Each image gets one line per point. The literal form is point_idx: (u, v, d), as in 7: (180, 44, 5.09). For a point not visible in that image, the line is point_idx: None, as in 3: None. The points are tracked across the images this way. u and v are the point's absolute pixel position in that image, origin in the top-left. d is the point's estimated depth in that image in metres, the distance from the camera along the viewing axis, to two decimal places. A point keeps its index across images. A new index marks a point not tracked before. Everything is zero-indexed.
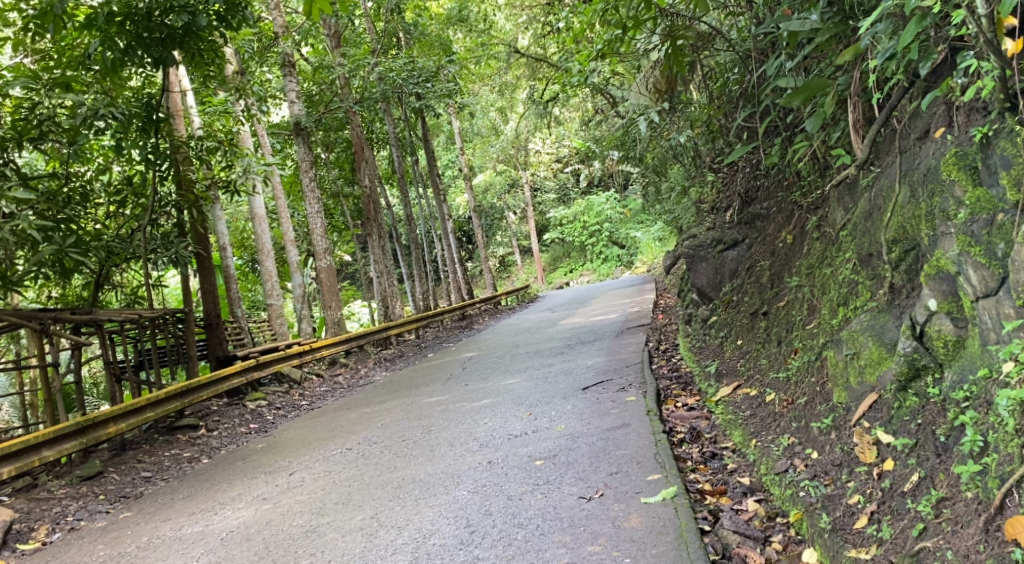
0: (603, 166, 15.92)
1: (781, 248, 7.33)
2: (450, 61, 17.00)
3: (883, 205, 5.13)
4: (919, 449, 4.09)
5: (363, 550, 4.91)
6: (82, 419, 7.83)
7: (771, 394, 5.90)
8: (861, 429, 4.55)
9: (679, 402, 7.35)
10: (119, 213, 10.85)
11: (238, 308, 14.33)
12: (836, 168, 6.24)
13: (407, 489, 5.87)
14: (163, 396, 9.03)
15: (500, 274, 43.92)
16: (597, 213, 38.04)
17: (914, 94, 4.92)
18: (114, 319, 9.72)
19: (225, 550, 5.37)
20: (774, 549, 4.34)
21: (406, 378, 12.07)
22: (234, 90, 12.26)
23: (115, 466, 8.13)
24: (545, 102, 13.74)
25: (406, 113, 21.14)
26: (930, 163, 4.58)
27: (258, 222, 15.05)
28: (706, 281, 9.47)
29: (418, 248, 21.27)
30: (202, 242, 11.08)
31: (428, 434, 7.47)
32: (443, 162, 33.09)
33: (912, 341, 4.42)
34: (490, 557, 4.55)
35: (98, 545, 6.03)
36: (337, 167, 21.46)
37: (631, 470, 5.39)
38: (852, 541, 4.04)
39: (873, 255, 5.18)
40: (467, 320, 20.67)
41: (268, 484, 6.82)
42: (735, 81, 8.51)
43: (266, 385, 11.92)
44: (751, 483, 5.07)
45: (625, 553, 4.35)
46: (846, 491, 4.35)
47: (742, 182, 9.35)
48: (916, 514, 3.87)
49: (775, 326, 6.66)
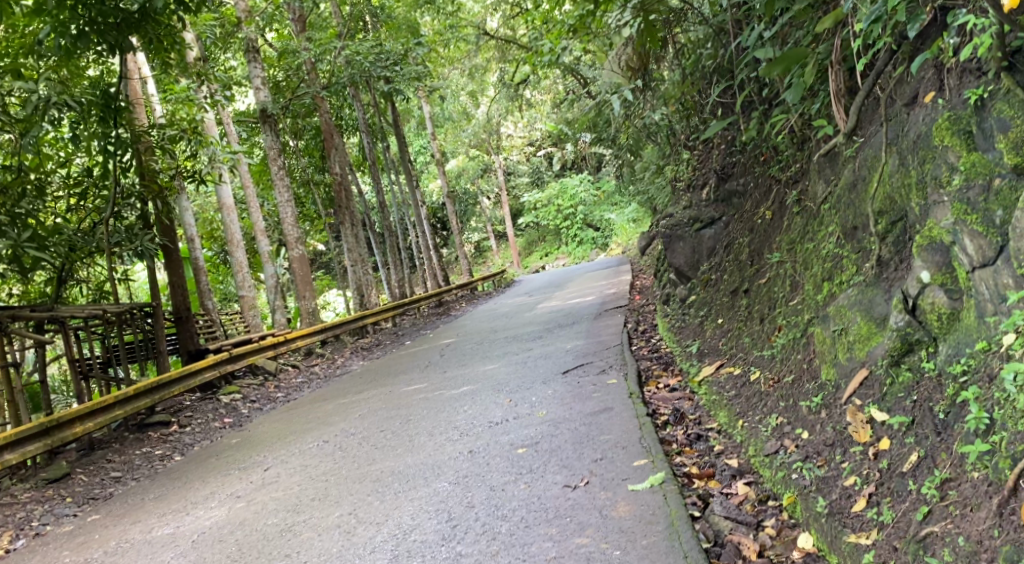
0: (576, 149, 15.74)
1: (760, 225, 7.17)
2: (419, 43, 16.58)
3: (868, 176, 4.99)
4: (916, 427, 3.97)
5: (341, 549, 4.71)
6: (46, 419, 7.54)
7: (755, 373, 5.74)
8: (853, 407, 4.41)
9: (661, 383, 7.21)
10: (80, 206, 10.46)
11: (209, 301, 14.03)
12: (817, 140, 6.08)
13: (386, 482, 5.66)
14: (131, 393, 8.73)
15: (476, 260, 43.64)
16: (571, 196, 37.87)
17: (900, 59, 4.76)
18: (78, 315, 9.36)
19: (196, 553, 5.14)
20: (767, 535, 4.21)
21: (381, 367, 11.83)
22: (196, 75, 11.87)
23: (82, 467, 7.84)
24: (515, 84, 13.47)
25: (375, 99, 20.74)
26: (920, 129, 4.43)
27: (227, 212, 14.68)
28: (684, 260, 9.34)
29: (393, 236, 20.93)
30: (168, 233, 10.74)
31: (405, 424, 7.26)
32: (414, 148, 32.70)
33: (904, 315, 4.32)
34: (474, 553, 4.36)
35: (63, 551, 5.78)
36: (306, 155, 21.09)
37: (617, 456, 5.24)
38: (850, 525, 3.92)
39: (858, 228, 5.04)
40: (443, 307, 20.41)
41: (241, 481, 6.59)
42: (708, 56, 8.29)
43: (239, 378, 11.64)
44: (740, 465, 4.93)
45: (615, 545, 4.18)
46: (841, 472, 4.21)
47: (717, 159, 9.18)
48: (919, 496, 3.74)
49: (756, 304, 6.51)
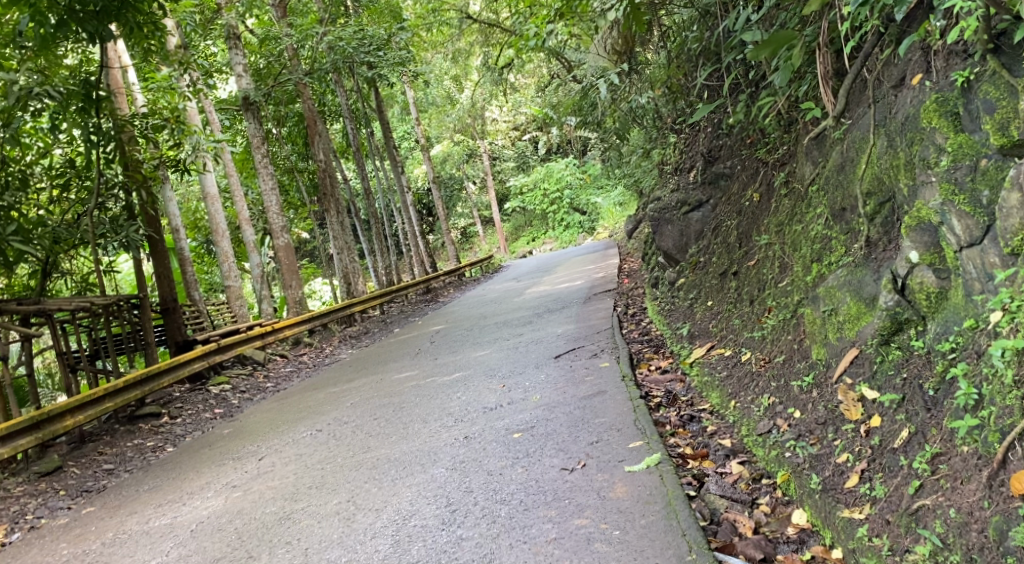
0: (562, 133, 15.73)
1: (747, 207, 7.23)
2: (402, 28, 16.51)
3: (856, 158, 5.06)
4: (907, 404, 4.05)
5: (341, 536, 4.76)
6: (36, 413, 7.52)
7: (746, 353, 5.81)
8: (844, 386, 4.49)
9: (652, 365, 7.29)
10: (64, 197, 10.39)
11: (196, 292, 14.01)
12: (805, 122, 6.13)
13: (382, 469, 5.72)
14: (122, 384, 8.72)
15: (463, 245, 43.56)
16: (557, 179, 37.86)
17: (887, 42, 4.81)
18: (65, 308, 9.31)
19: (196, 543, 5.18)
20: (763, 512, 4.30)
21: (372, 355, 11.86)
22: (177, 64, 11.78)
23: (75, 460, 7.85)
24: (499, 68, 13.46)
25: (359, 85, 20.64)
26: (908, 112, 4.50)
27: (211, 202, 14.62)
28: (672, 243, 9.38)
29: (380, 223, 20.79)
30: (154, 224, 10.67)
31: (399, 411, 7.30)
32: (399, 133, 32.56)
33: (893, 294, 4.40)
34: (474, 536, 4.42)
35: (61, 543, 5.80)
36: (289, 143, 20.97)
37: (612, 438, 5.30)
38: (844, 500, 4.00)
39: (847, 209, 5.11)
40: (432, 294, 20.40)
41: (237, 470, 6.62)
42: (694, 39, 8.22)
43: (229, 368, 11.63)
44: (733, 445, 5.02)
45: (613, 525, 4.26)
46: (834, 450, 4.30)
47: (704, 142, 9.21)
48: (909, 471, 3.83)
49: (745, 285, 6.58)
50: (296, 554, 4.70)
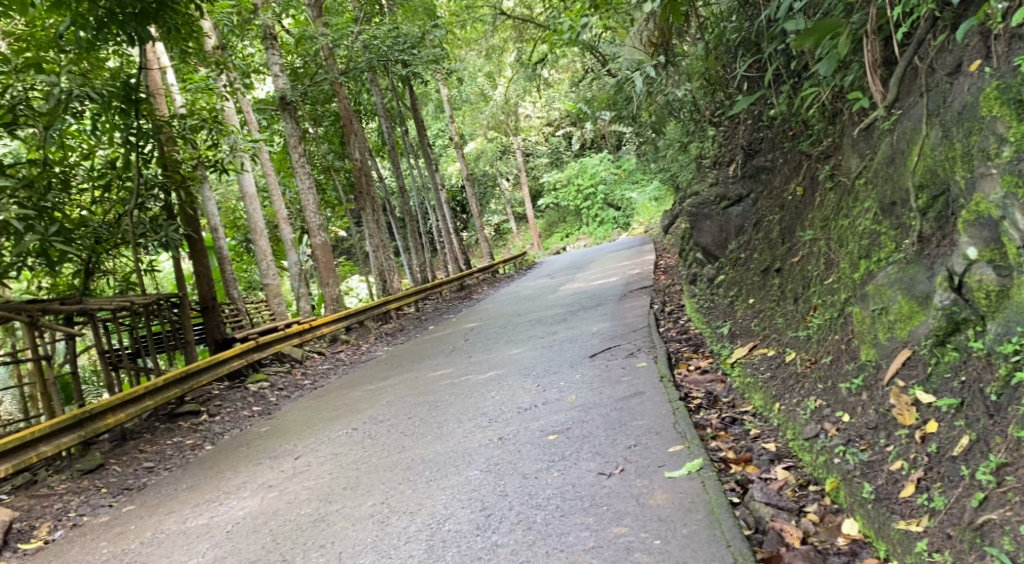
0: (597, 128, 15.55)
1: (790, 202, 7.02)
2: (435, 25, 16.46)
3: (907, 149, 4.84)
4: (966, 410, 3.85)
5: (376, 539, 4.67)
6: (78, 411, 7.54)
7: (791, 353, 5.61)
8: (896, 389, 4.29)
9: (691, 365, 7.11)
10: (105, 198, 10.42)
11: (234, 290, 14.06)
12: (850, 113, 5.92)
13: (417, 470, 5.62)
14: (161, 383, 8.73)
15: (496, 242, 43.42)
16: (591, 175, 37.58)
17: (942, 27, 4.61)
18: (106, 308, 9.33)
19: (231, 544, 5.12)
20: (810, 522, 4.13)
21: (407, 352, 11.80)
22: (214, 64, 11.79)
23: (116, 457, 7.86)
24: (534, 64, 13.32)
25: (393, 83, 20.64)
26: (965, 100, 4.31)
27: (249, 201, 14.67)
28: (711, 239, 9.18)
29: (415, 221, 20.74)
30: (193, 224, 10.67)
31: (434, 410, 7.20)
32: (432, 131, 32.54)
33: (950, 293, 4.18)
34: (510, 542, 4.30)
35: (101, 542, 5.77)
36: (325, 142, 21.02)
37: (651, 442, 5.15)
38: (899, 511, 3.83)
39: (897, 203, 4.90)
40: (466, 291, 20.32)
41: (273, 470, 6.57)
42: (733, 30, 8.02)
43: (267, 366, 11.64)
44: (778, 449, 4.85)
45: (654, 534, 4.11)
46: (886, 456, 4.11)
47: (743, 135, 9.00)
48: (972, 482, 3.64)
49: (788, 283, 6.37)
50: (331, 558, 4.62)
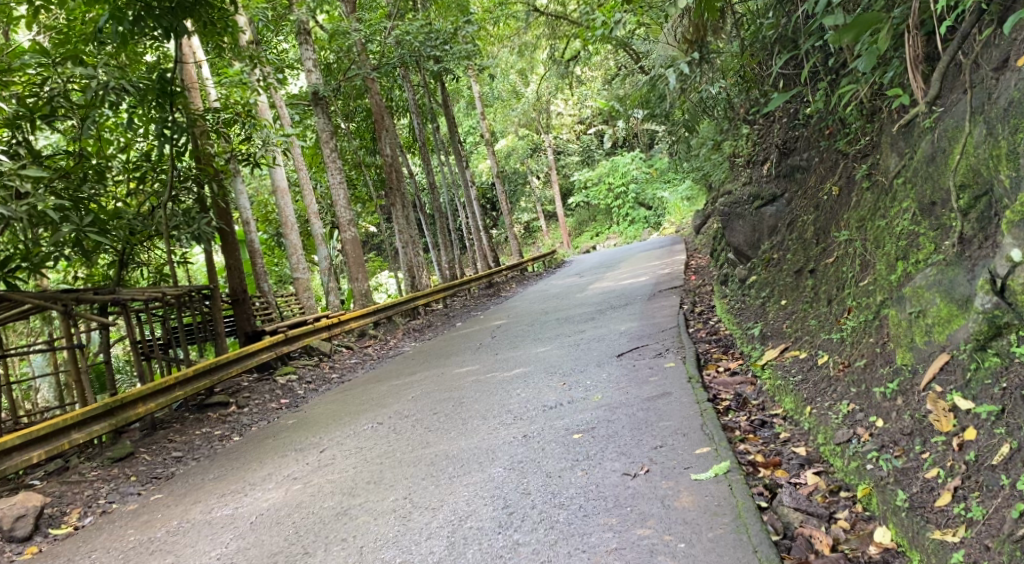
0: (629, 126, 15.40)
1: (825, 201, 6.86)
2: (468, 21, 16.38)
3: (948, 147, 4.71)
4: (1007, 417, 3.73)
5: (398, 534, 4.62)
6: (110, 399, 7.58)
7: (824, 356, 5.48)
8: (933, 394, 4.17)
9: (721, 366, 6.99)
10: (140, 190, 10.47)
11: (265, 283, 14.11)
12: (890, 111, 5.77)
13: (441, 466, 5.57)
14: (192, 373, 8.76)
15: (526, 240, 43.34)
16: (622, 173, 37.30)
17: (990, 21, 4.49)
18: (138, 298, 9.38)
19: (254, 535, 5.10)
20: (841, 528, 4.02)
21: (434, 348, 11.76)
22: (249, 59, 11.82)
23: (145, 446, 7.91)
24: (566, 61, 13.21)
25: (425, 79, 20.60)
26: (1012, 96, 4.18)
27: (281, 195, 14.73)
28: (743, 239, 9.03)
29: (444, 218, 20.69)
30: (225, 217, 10.70)
31: (459, 406, 7.16)
32: (464, 128, 32.54)
33: (992, 296, 4.04)
34: (531, 541, 4.24)
35: (128, 529, 5.77)
36: (358, 138, 21.05)
37: (678, 443, 5.05)
38: (935, 521, 3.72)
39: (937, 203, 4.77)
40: (494, 288, 20.27)
41: (298, 462, 6.55)
42: (769, 26, 7.86)
43: (296, 359, 11.68)
44: (808, 454, 4.74)
45: (678, 537, 4.02)
46: (922, 463, 3.99)
47: (778, 133, 8.83)
48: (1012, 492, 3.52)
49: (823, 284, 6.22)
50: (352, 552, 4.58)
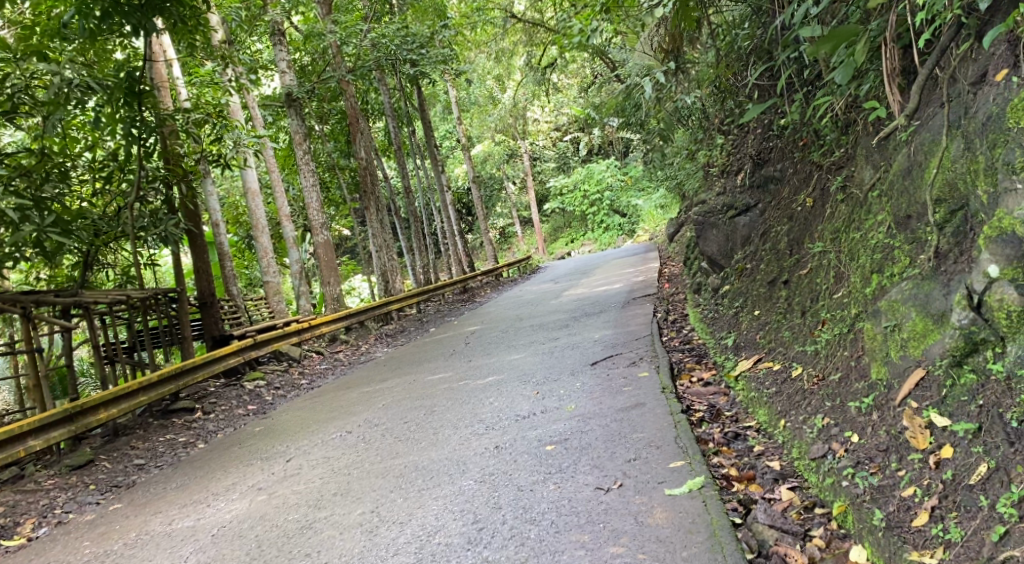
0: (604, 134, 15.37)
1: (799, 213, 6.85)
2: (445, 26, 16.25)
3: (924, 161, 4.70)
4: (984, 436, 3.71)
5: (363, 550, 4.51)
6: (70, 405, 7.37)
7: (797, 369, 5.44)
8: (909, 410, 4.13)
9: (694, 376, 6.95)
10: (106, 190, 10.22)
11: (234, 286, 13.91)
12: (866, 123, 5.76)
13: (410, 478, 5.45)
14: (157, 378, 8.56)
15: (501, 245, 43.22)
16: (597, 180, 37.35)
17: (968, 35, 4.48)
18: (102, 301, 9.13)
19: (215, 549, 4.95)
20: (816, 547, 3.97)
21: (407, 354, 11.63)
22: (221, 59, 11.61)
23: (106, 453, 7.71)
24: (543, 68, 13.13)
25: (401, 83, 20.47)
26: (990, 110, 4.18)
27: (252, 197, 14.52)
28: (717, 248, 8.98)
29: (418, 223, 20.55)
30: (194, 218, 10.45)
31: (430, 415, 7.05)
32: (440, 132, 32.43)
33: (968, 312, 4.02)
34: (501, 559, 4.14)
35: (84, 542, 5.59)
36: (331, 140, 20.86)
37: (652, 456, 4.98)
38: (912, 541, 3.68)
39: (913, 217, 4.74)
40: (468, 293, 20.13)
41: (264, 472, 6.40)
42: (745, 37, 7.85)
43: (265, 364, 11.50)
44: (782, 468, 4.68)
45: (652, 556, 3.95)
46: (898, 481, 3.96)
47: (753, 143, 8.82)
48: (991, 514, 3.50)
49: (797, 295, 6.19)
50: None
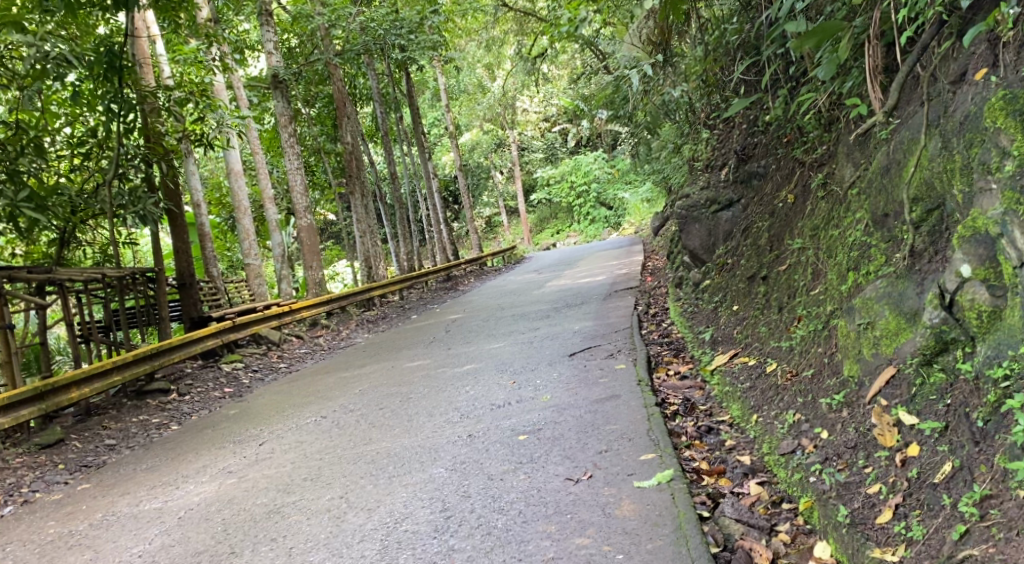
0: (593, 125, 15.30)
1: (780, 209, 6.84)
2: (435, 11, 16.09)
3: (902, 159, 4.70)
4: (950, 435, 3.71)
5: (329, 536, 4.48)
6: (41, 383, 7.26)
7: (772, 364, 5.44)
8: (878, 408, 4.14)
9: (671, 369, 6.95)
10: (84, 167, 10.05)
11: (214, 268, 13.79)
12: (848, 120, 5.75)
13: (382, 464, 5.42)
14: (131, 358, 8.46)
15: (486, 235, 43.14)
16: (585, 172, 37.32)
17: (949, 33, 4.48)
18: (77, 279, 8.99)
19: (181, 532, 4.90)
20: (781, 541, 3.98)
21: (387, 341, 11.58)
22: (205, 37, 11.42)
23: (77, 433, 7.62)
24: (532, 58, 13.04)
25: (390, 68, 20.29)
26: (967, 110, 4.15)
27: (235, 178, 14.39)
28: (699, 243, 8.95)
29: (402, 210, 20.44)
30: (174, 198, 10.31)
31: (406, 402, 7.01)
32: (428, 119, 32.28)
33: (940, 311, 4.03)
34: (466, 548, 4.12)
35: (49, 521, 5.53)
36: (317, 124, 20.69)
37: (623, 448, 4.97)
38: (875, 538, 3.68)
39: (890, 215, 4.74)
40: (452, 282, 20.06)
41: (235, 455, 6.35)
42: (733, 31, 7.78)
43: (243, 347, 11.42)
44: (752, 462, 4.69)
45: (617, 548, 3.93)
46: (865, 478, 3.96)
47: (738, 139, 8.81)
48: (953, 513, 3.50)
49: (774, 291, 6.19)
50: (280, 554, 4.41)
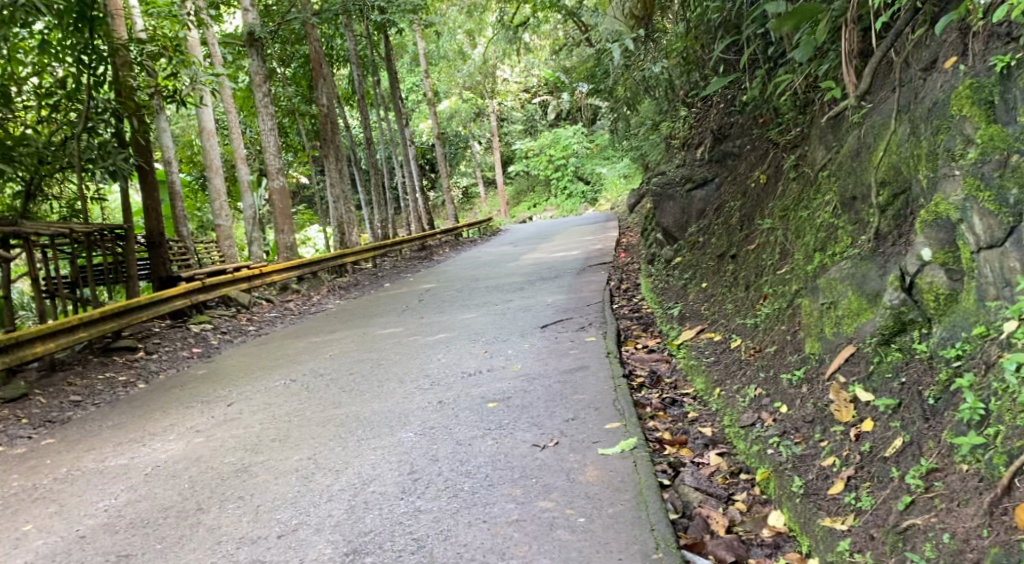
0: (572, 98, 15.25)
1: (753, 188, 6.94)
2: None
3: (873, 143, 4.80)
4: (903, 411, 3.83)
5: (296, 495, 4.54)
6: (6, 337, 7.22)
7: (737, 341, 5.56)
8: (836, 385, 4.28)
9: (639, 344, 7.08)
10: (53, 120, 9.87)
11: (184, 228, 13.67)
12: (822, 103, 5.83)
13: (350, 428, 5.48)
14: (98, 315, 8.42)
15: (463, 205, 43.05)
16: (563, 146, 37.28)
17: (922, 20, 4.58)
18: (43, 233, 8.88)
19: (147, 488, 4.93)
20: (738, 510, 4.11)
21: (358, 308, 11.60)
22: None
23: (42, 388, 7.60)
24: (513, 26, 12.94)
25: (369, 31, 20.04)
26: (936, 97, 4.26)
27: (207, 137, 14.24)
28: (671, 221, 8.96)
29: (377, 176, 20.32)
30: (145, 154, 10.18)
31: (376, 368, 7.07)
32: (406, 85, 31.95)
33: (900, 293, 4.16)
34: (432, 509, 4.19)
35: (12, 475, 5.54)
36: (293, 84, 20.45)
37: (589, 417, 5.07)
38: (827, 508, 3.79)
39: (858, 198, 4.84)
40: (426, 251, 20.05)
41: (203, 415, 6.37)
42: (713, 10, 7.74)
43: (213, 308, 11.38)
44: (713, 434, 4.83)
45: (579, 512, 4.03)
46: (820, 451, 4.09)
47: (716, 118, 8.86)
48: (900, 485, 3.60)
49: (743, 269, 6.31)
50: (247, 511, 4.46)
